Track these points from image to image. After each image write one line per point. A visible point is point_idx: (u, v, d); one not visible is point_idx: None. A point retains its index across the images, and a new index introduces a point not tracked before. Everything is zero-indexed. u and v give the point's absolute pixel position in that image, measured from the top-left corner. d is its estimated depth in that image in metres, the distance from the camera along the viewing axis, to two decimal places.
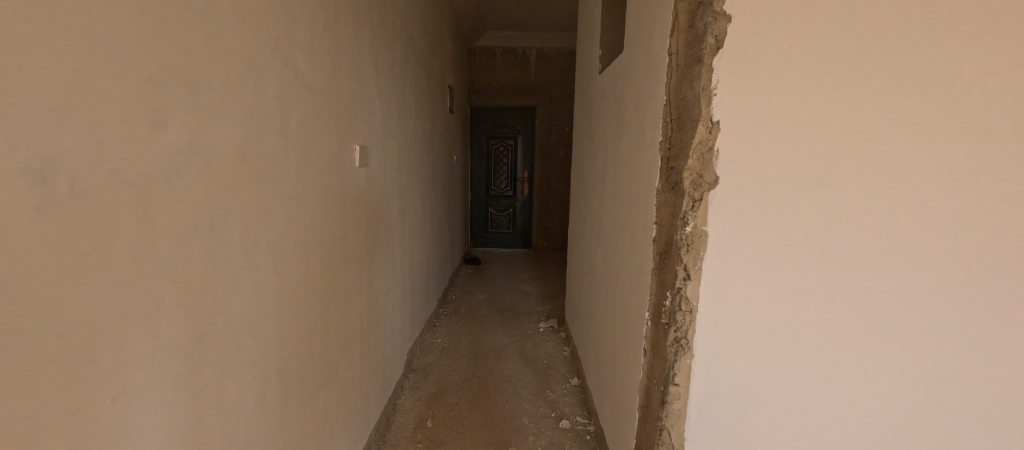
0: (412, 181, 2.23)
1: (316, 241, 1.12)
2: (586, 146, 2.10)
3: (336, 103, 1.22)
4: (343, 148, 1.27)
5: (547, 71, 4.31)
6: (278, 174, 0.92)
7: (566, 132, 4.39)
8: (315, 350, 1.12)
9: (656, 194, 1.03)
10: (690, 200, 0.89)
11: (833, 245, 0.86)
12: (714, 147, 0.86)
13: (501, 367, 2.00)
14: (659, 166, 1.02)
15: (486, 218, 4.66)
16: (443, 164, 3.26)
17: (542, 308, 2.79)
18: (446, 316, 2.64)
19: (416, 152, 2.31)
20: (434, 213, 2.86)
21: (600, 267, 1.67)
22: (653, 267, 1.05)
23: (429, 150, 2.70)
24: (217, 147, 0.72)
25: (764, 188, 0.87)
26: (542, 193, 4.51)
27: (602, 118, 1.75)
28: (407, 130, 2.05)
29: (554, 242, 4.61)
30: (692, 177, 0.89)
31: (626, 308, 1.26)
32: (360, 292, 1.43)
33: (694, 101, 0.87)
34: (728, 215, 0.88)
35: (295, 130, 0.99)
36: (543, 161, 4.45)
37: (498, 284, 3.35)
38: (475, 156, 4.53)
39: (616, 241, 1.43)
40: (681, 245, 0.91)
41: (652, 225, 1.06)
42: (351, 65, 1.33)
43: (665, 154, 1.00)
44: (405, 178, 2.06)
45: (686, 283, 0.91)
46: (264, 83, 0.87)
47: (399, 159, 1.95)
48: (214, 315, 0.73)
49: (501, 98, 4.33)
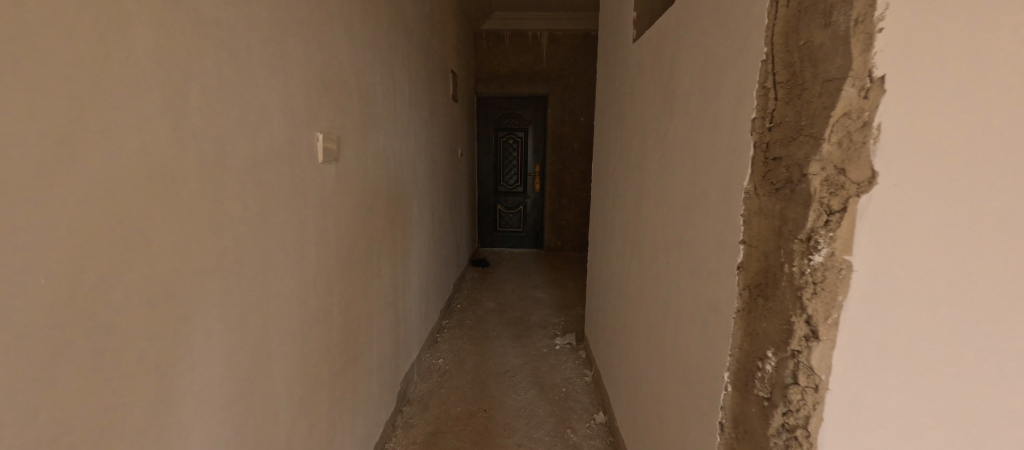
0: (408, 179, 1.93)
1: (248, 266, 0.83)
2: (614, 135, 1.77)
3: (277, 76, 0.91)
4: (291, 138, 0.97)
5: (559, 56, 3.97)
6: (171, 175, 0.62)
7: (580, 122, 4.04)
8: (248, 413, 0.83)
9: (749, 198, 0.69)
10: (821, 213, 0.53)
11: (949, 298, 0.48)
12: (871, 121, 0.47)
13: (511, 398, 1.70)
14: (757, 155, 0.67)
15: (495, 216, 4.36)
16: (447, 158, 2.96)
17: (558, 320, 2.48)
18: (450, 330, 2.35)
19: (414, 146, 2.02)
20: (436, 213, 2.56)
21: (637, 284, 1.35)
22: (741, 307, 0.71)
23: (429, 143, 2.40)
24: (21, 131, 0.42)
25: (965, 198, 0.46)
26: (555, 189, 4.18)
27: (636, 100, 1.43)
28: (396, 119, 1.75)
29: (567, 242, 4.28)
30: (827, 175, 0.52)
31: (688, 349, 0.94)
32: (325, 321, 1.14)
33: (833, 43, 0.50)
34: (897, 251, 0.49)
35: (201, 111, 0.68)
36: (555, 154, 4.11)
37: (507, 290, 3.06)
38: (482, 150, 4.22)
39: (665, 256, 1.11)
40: (801, 287, 0.56)
41: (738, 245, 0.72)
42: (302, 28, 1.02)
43: (763, 139, 0.65)
44: (398, 177, 1.77)
45: (806, 350, 0.56)
46: (138, 33, 0.56)
47: (390, 154, 1.65)
48: (20, 414, 0.44)
49: (509, 87, 4.00)
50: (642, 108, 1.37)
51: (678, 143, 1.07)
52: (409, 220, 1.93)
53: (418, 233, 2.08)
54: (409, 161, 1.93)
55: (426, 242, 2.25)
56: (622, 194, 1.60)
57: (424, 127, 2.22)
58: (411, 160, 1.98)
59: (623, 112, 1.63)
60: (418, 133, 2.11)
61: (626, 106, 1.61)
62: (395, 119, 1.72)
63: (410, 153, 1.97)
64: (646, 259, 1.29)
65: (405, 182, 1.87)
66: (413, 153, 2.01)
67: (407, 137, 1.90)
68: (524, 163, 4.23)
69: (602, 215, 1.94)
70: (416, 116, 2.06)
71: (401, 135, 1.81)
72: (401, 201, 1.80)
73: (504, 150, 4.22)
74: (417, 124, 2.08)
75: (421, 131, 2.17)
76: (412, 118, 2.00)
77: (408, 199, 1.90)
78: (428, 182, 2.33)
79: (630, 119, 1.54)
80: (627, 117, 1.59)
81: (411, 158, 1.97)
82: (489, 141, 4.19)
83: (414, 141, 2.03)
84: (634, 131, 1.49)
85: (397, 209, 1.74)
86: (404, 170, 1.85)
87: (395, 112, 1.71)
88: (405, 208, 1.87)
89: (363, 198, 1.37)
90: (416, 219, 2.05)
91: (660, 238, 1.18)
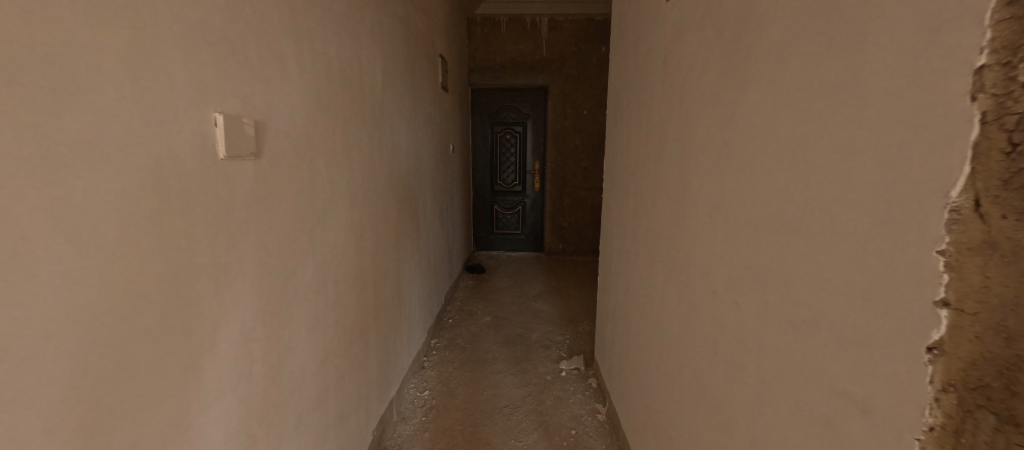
0: (388, 179, 1.63)
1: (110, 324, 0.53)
2: (636, 125, 1.48)
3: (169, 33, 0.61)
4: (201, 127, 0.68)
5: (561, 43, 3.65)
6: None
7: (584, 115, 3.73)
8: None
9: (976, 225, 0.35)
10: None
11: None
12: None
13: (509, 445, 1.40)
14: (996, 136, 0.33)
15: (492, 217, 4.05)
16: (438, 155, 2.65)
17: (563, 338, 2.18)
18: (439, 352, 2.05)
19: (396, 139, 1.73)
20: (424, 217, 2.26)
21: (679, 316, 1.05)
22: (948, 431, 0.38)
23: (416, 136, 2.09)
24: None
25: None
26: (556, 188, 3.87)
27: (673, 76, 1.15)
28: (371, 106, 1.43)
29: (570, 245, 3.98)
30: None
31: (779, 432, 0.64)
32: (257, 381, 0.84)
33: None
34: None
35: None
36: (557, 150, 3.81)
37: (506, 301, 2.76)
38: (478, 146, 3.91)
39: (731, 287, 0.81)
40: None
41: (941, 309, 0.38)
42: None
43: (1011, 95, 0.32)
44: (374, 175, 1.46)
45: None
46: None
47: (362, 148, 1.35)
48: None
49: (507, 77, 3.69)
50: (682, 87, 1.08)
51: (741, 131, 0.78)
52: (389, 227, 1.62)
53: (401, 241, 1.78)
54: (389, 157, 1.63)
55: (412, 251, 1.95)
56: (650, 195, 1.31)
57: (409, 118, 1.92)
58: (392, 155, 1.68)
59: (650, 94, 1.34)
60: (401, 124, 1.81)
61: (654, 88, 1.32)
62: (370, 105, 1.42)
63: (391, 147, 1.67)
64: (687, 281, 1.00)
65: (384, 183, 1.57)
66: (395, 147, 1.71)
67: (387, 128, 1.60)
68: (523, 160, 3.92)
69: (618, 220, 1.65)
70: (398, 104, 1.75)
71: (378, 125, 1.51)
72: (378, 205, 1.50)
73: (501, 145, 3.91)
74: (399, 113, 1.78)
75: (406, 122, 1.88)
76: (394, 106, 1.70)
77: (387, 203, 1.60)
78: (414, 181, 2.02)
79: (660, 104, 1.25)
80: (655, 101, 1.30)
81: (392, 152, 1.67)
82: (485, 136, 3.88)
83: (396, 132, 1.73)
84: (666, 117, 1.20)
85: (373, 215, 1.44)
86: (382, 166, 1.55)
87: (368, 97, 1.40)
88: (385, 212, 1.57)
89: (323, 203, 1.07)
90: (399, 225, 1.75)
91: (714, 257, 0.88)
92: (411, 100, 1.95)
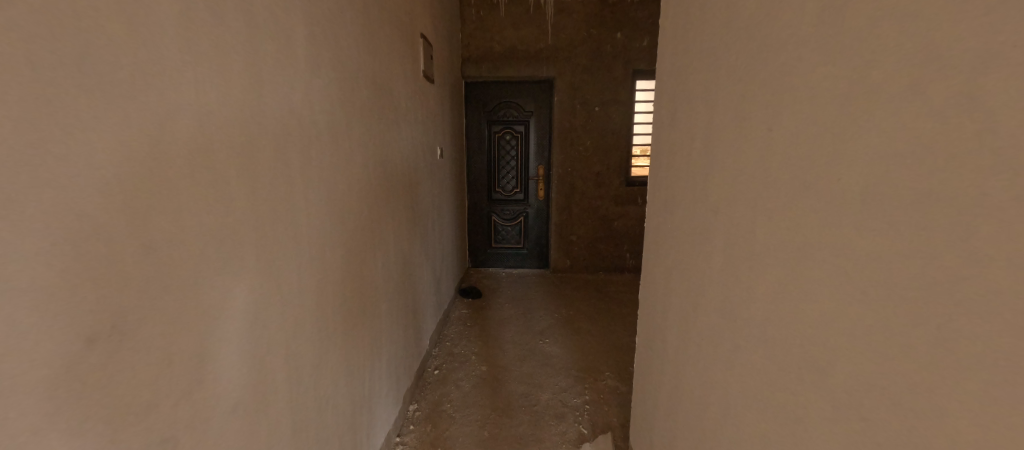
0: (341, 202, 1.14)
1: None
2: (683, 127, 0.98)
3: None
4: None
5: (570, 28, 3.13)
6: None
7: (596, 112, 3.22)
8: None
9: None
10: None
11: None
12: None
13: None
14: None
15: (489, 229, 3.54)
16: (422, 162, 2.14)
17: (580, 403, 1.69)
18: (417, 427, 1.56)
19: (355, 146, 1.24)
20: (403, 244, 1.75)
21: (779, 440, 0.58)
22: None
23: (387, 141, 1.58)
24: None
25: None
26: (564, 196, 3.36)
27: (755, 44, 0.66)
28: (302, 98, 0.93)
29: (579, 261, 3.47)
30: None
31: None
32: None
33: None
34: None
35: None
36: (564, 152, 3.29)
37: (505, 340, 2.26)
38: (473, 149, 3.40)
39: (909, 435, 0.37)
40: None
41: None
42: None
43: None
44: (314, 202, 0.98)
45: None
46: None
47: (286, 164, 0.85)
48: None
49: (506, 68, 3.17)
50: (775, 60, 0.60)
51: (976, 151, 0.30)
52: (343, 271, 1.13)
53: (366, 284, 1.29)
54: (343, 171, 1.15)
55: (384, 293, 1.46)
56: (711, 237, 0.83)
57: (378, 117, 1.43)
58: (348, 168, 1.19)
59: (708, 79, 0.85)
60: (365, 125, 1.32)
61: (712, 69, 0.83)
62: (304, 96, 0.94)
63: (347, 157, 1.18)
64: (809, 420, 0.52)
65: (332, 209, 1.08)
66: (354, 157, 1.23)
67: (340, 131, 1.12)
68: (525, 164, 3.42)
69: (655, 261, 1.16)
70: (359, 97, 1.27)
71: (322, 126, 1.02)
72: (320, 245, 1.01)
73: (500, 148, 3.40)
74: (362, 110, 1.29)
75: (373, 122, 1.39)
76: (352, 99, 1.21)
77: (337, 237, 1.11)
78: (386, 199, 1.52)
79: (726, 93, 0.76)
80: (715, 89, 0.81)
81: (347, 164, 1.17)
82: (481, 137, 3.37)
83: (356, 136, 1.25)
84: (738, 116, 0.72)
85: (309, 263, 0.94)
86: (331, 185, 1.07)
87: (297, 84, 0.91)
88: (334, 252, 1.08)
89: (189, 272, 0.58)
90: (360, 263, 1.26)
91: (883, 407, 0.40)
92: (381, 92, 1.46)
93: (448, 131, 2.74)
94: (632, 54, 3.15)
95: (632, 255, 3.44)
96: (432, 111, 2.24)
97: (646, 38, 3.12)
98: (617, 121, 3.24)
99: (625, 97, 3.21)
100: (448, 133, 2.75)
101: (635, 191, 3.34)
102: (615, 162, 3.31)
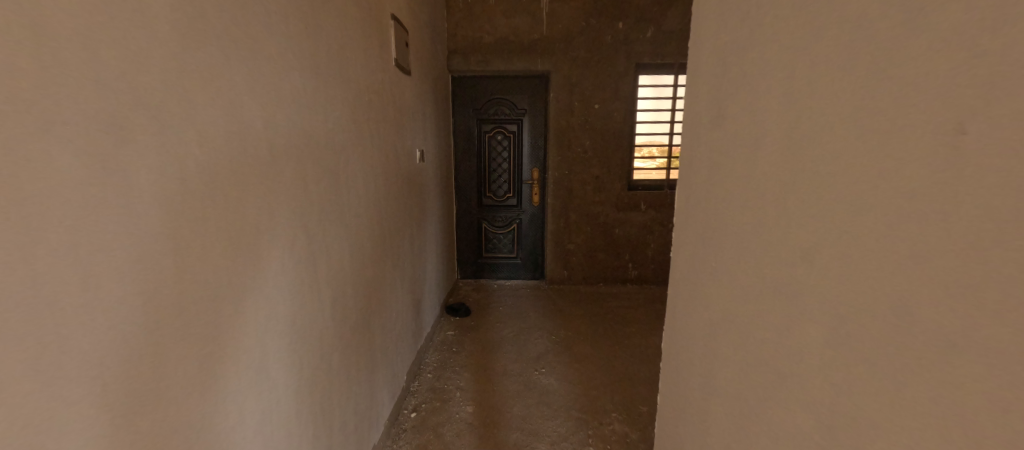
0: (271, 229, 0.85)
1: None
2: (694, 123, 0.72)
3: None
4: None
5: (567, 17, 2.85)
6: None
7: (596, 110, 2.95)
8: None
9: None
10: None
11: None
12: None
13: None
14: None
15: (479, 237, 3.25)
16: (405, 168, 1.85)
17: None
18: None
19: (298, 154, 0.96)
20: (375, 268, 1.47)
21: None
22: None
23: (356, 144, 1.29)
24: None
25: None
26: (561, 201, 3.08)
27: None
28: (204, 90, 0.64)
29: (577, 272, 3.20)
30: None
31: None
32: None
33: None
34: None
35: None
36: (560, 154, 3.01)
37: (496, 371, 1.98)
38: (461, 150, 3.11)
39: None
40: None
41: None
42: None
43: None
44: (223, 233, 0.70)
45: None
46: None
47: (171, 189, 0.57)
48: None
49: (497, 62, 2.88)
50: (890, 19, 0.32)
51: None
52: (287, 307, 0.90)
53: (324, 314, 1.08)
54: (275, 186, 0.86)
55: (349, 324, 1.23)
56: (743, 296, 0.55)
57: (339, 115, 1.15)
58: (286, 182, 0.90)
59: (751, 51, 0.54)
60: (316, 125, 1.04)
61: (755, 35, 0.53)
62: (212, 88, 0.67)
63: (284, 169, 0.90)
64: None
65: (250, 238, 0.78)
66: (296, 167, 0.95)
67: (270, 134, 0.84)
68: (518, 167, 3.13)
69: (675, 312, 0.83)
70: (307, 89, 0.99)
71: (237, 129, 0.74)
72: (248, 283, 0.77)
73: (491, 150, 3.11)
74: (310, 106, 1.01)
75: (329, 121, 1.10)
76: (293, 92, 0.93)
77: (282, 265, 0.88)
78: (352, 216, 1.24)
79: (781, 70, 0.47)
80: (763, 65, 0.51)
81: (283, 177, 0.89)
82: (470, 137, 3.09)
83: (302, 138, 0.97)
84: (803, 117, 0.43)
85: (209, 327, 0.66)
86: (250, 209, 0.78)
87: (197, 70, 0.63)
88: (271, 288, 0.84)
89: None
90: (318, 292, 1.04)
91: None
92: (342, 82, 1.17)
93: (432, 131, 2.46)
94: (634, 46, 2.87)
95: (634, 265, 3.18)
96: (413, 107, 1.95)
97: (650, 28, 2.85)
98: (618, 119, 2.97)
99: (627, 93, 2.93)
100: (433, 134, 2.47)
101: (638, 196, 3.07)
102: (617, 164, 3.04)
